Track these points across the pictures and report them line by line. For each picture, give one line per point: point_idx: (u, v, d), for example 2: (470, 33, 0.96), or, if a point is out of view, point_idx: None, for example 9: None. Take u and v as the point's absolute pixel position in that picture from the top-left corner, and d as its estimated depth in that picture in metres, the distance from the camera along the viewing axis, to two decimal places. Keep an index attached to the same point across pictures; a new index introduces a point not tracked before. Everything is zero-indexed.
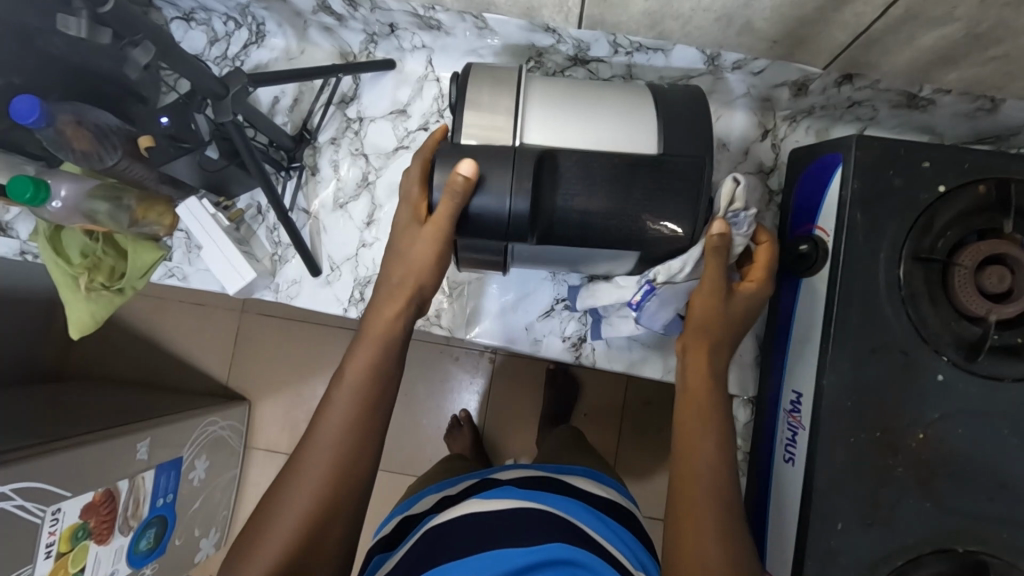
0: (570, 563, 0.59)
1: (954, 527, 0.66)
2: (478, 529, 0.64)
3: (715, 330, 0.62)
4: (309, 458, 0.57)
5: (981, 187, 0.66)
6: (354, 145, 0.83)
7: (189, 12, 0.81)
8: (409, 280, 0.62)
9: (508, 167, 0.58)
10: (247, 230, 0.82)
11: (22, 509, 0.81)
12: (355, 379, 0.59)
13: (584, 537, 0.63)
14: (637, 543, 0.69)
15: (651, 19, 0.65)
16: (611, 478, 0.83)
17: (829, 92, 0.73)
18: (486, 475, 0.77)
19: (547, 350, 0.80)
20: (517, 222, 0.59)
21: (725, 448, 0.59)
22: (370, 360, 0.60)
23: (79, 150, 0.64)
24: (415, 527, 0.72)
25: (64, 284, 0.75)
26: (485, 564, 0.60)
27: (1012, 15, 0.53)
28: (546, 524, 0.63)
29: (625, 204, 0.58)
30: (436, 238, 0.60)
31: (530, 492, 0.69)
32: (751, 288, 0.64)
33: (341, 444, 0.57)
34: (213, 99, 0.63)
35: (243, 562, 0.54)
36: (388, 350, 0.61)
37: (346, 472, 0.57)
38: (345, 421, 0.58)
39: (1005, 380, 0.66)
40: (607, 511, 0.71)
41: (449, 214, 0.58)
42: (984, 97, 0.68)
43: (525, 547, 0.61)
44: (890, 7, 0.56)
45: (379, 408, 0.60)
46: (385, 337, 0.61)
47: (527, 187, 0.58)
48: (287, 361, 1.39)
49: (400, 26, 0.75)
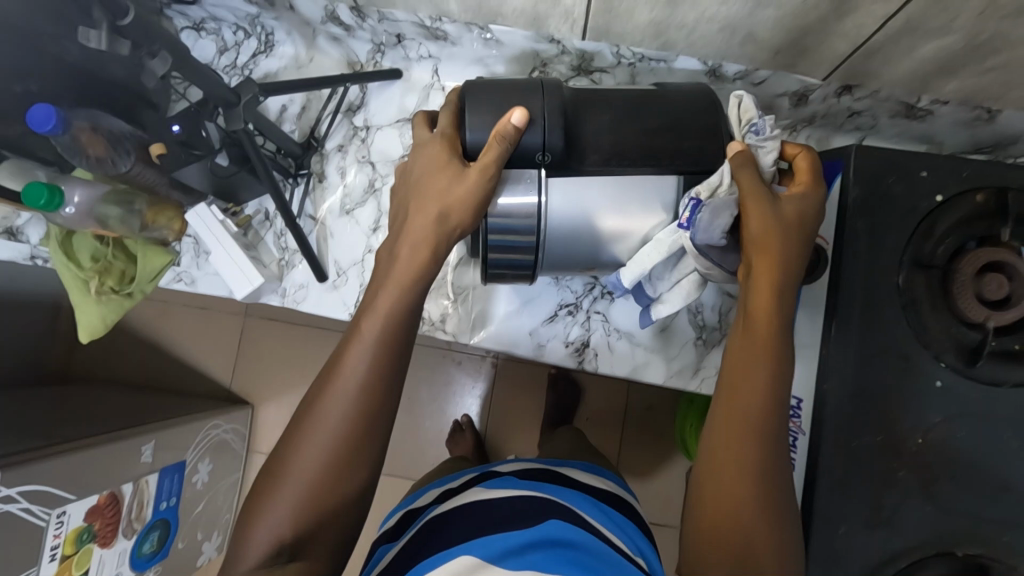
0: (568, 544, 0.59)
1: (954, 531, 0.66)
2: (483, 513, 0.64)
3: (775, 242, 0.55)
4: (320, 418, 0.54)
5: (980, 196, 0.67)
6: (361, 152, 0.84)
7: (199, 21, 0.82)
8: (440, 223, 0.58)
9: (537, 96, 0.58)
10: (255, 236, 0.83)
11: (26, 512, 0.81)
12: (372, 336, 0.56)
13: (587, 525, 0.63)
14: (637, 532, 0.70)
15: (655, 30, 0.66)
16: (610, 473, 0.84)
17: (830, 102, 0.74)
18: (488, 468, 0.79)
19: (550, 355, 0.81)
20: (553, 155, 0.59)
21: (775, 394, 0.54)
22: (388, 317, 0.57)
23: (94, 156, 0.65)
24: (416, 518, 0.73)
25: (75, 288, 0.76)
26: (488, 542, 0.59)
27: (1009, 28, 0.55)
28: (546, 507, 0.64)
29: (649, 151, 0.60)
30: (481, 178, 0.57)
31: (531, 483, 0.70)
32: (805, 192, 0.58)
33: (357, 407, 0.55)
34: (225, 107, 0.65)
35: (249, 523, 0.53)
36: (408, 305, 0.57)
37: (358, 435, 0.55)
38: (362, 379, 0.55)
39: (1004, 386, 0.67)
40: (610, 504, 0.72)
41: (499, 153, 0.56)
42: (981, 108, 0.69)
43: (526, 526, 0.61)
44: (889, 19, 0.57)
45: (395, 368, 0.57)
46: (404, 288, 0.58)
47: (559, 120, 0.58)
48: (291, 364, 1.39)
49: (408, 36, 0.77)
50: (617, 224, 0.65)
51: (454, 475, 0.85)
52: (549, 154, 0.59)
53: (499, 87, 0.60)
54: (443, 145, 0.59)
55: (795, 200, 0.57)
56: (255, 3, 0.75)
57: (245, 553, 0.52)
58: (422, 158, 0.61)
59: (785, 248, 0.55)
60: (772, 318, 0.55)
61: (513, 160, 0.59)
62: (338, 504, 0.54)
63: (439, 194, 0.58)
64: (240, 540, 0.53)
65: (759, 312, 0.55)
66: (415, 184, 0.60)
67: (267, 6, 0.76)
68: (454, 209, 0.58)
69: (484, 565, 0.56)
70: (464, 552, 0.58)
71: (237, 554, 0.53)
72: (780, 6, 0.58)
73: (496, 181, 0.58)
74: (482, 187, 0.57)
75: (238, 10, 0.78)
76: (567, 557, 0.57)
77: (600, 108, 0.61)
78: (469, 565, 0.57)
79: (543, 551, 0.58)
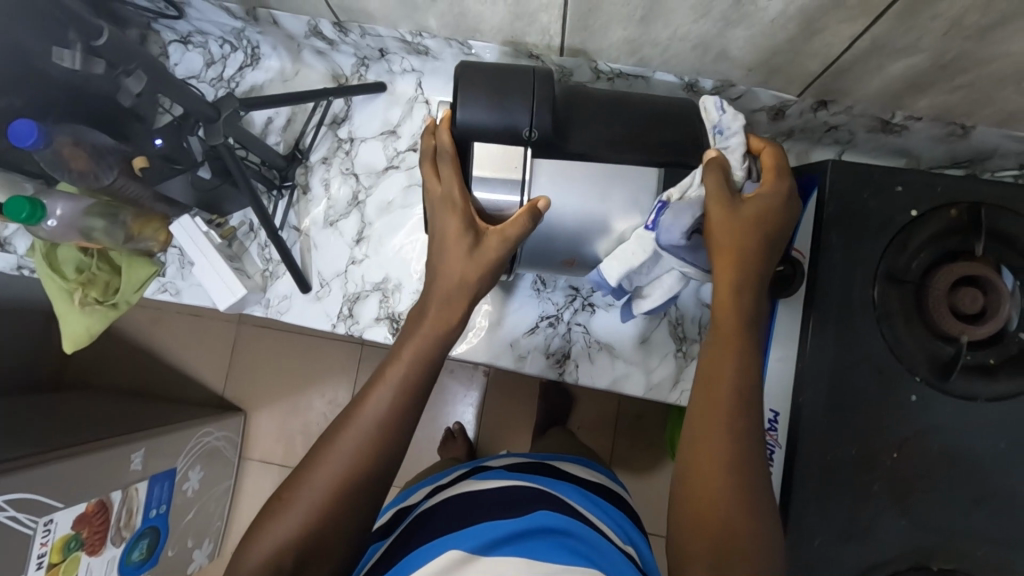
0: (562, 532, 0.59)
1: (930, 544, 0.67)
2: (468, 509, 0.64)
3: (734, 240, 0.55)
4: (341, 436, 0.55)
5: (953, 211, 0.68)
6: (345, 164, 0.85)
7: (187, 34, 0.83)
8: (463, 290, 0.59)
9: (530, 83, 0.59)
10: (239, 246, 0.84)
11: (14, 520, 0.82)
12: (398, 374, 0.56)
13: (577, 513, 0.64)
14: (625, 520, 0.71)
15: (629, 47, 0.67)
16: (601, 467, 0.85)
17: (806, 117, 0.75)
18: (477, 464, 0.80)
19: (530, 366, 0.82)
20: (540, 133, 0.59)
21: (747, 390, 0.53)
22: (421, 348, 0.58)
23: (75, 170, 0.66)
24: (407, 512, 0.73)
25: (60, 299, 0.76)
26: (473, 533, 0.59)
27: (973, 47, 0.56)
28: (537, 496, 0.64)
29: (635, 136, 0.62)
30: (503, 249, 0.59)
31: (523, 475, 0.71)
32: (774, 188, 0.57)
33: (376, 432, 0.54)
34: (206, 121, 0.66)
35: (256, 531, 0.53)
36: (438, 346, 0.58)
37: (373, 454, 0.54)
38: (383, 410, 0.55)
39: (979, 400, 0.67)
40: (601, 495, 0.73)
41: (521, 231, 0.57)
42: (955, 123, 0.70)
43: (512, 517, 0.61)
44: (858, 39, 0.58)
45: (417, 401, 0.57)
46: (437, 331, 0.59)
47: (548, 103, 0.59)
48: (282, 371, 1.40)
49: (390, 50, 0.78)
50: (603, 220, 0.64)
51: (443, 473, 0.85)
52: (535, 132, 0.59)
53: (493, 71, 0.60)
54: (454, 213, 0.59)
55: (761, 200, 0.56)
56: (239, 18, 0.76)
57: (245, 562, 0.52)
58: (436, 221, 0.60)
59: (755, 245, 0.56)
60: (734, 316, 0.55)
61: (499, 135, 0.59)
62: (347, 515, 0.53)
63: (460, 266, 0.59)
64: (246, 546, 0.53)
65: (723, 312, 0.55)
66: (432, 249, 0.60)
67: (251, 21, 0.76)
68: (472, 273, 0.58)
69: (472, 559, 0.57)
70: (451, 547, 0.58)
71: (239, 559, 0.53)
72: (751, 25, 0.59)
73: (516, 246, 0.60)
74: (500, 256, 0.59)
75: (223, 24, 0.79)
76: (565, 544, 0.58)
77: (579, 108, 0.62)
78: (457, 560, 0.57)
79: (533, 540, 0.58)
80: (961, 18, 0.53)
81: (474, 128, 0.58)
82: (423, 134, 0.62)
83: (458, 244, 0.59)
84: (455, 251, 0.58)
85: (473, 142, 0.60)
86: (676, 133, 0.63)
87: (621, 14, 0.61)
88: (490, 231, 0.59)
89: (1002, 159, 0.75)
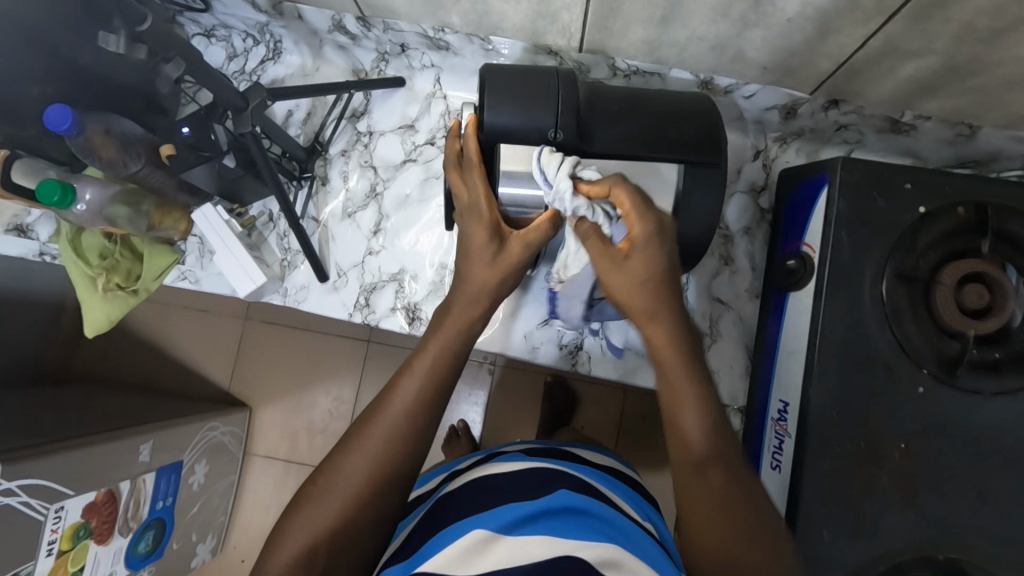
0: (582, 511, 0.60)
1: (935, 537, 0.68)
2: (485, 493, 0.64)
3: (639, 300, 0.58)
4: (372, 427, 0.57)
5: (961, 210, 0.69)
6: (364, 157, 0.86)
7: (211, 28, 0.85)
8: (484, 293, 0.62)
9: (554, 87, 0.62)
10: (258, 236, 0.85)
11: (26, 505, 0.83)
12: (423, 369, 0.59)
13: (595, 493, 0.65)
14: (640, 498, 0.72)
15: (648, 46, 0.69)
16: (613, 454, 0.86)
17: (817, 117, 0.77)
18: (493, 451, 0.81)
19: (543, 357, 0.83)
20: (565, 136, 0.62)
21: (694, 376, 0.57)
22: (446, 344, 0.60)
23: (105, 157, 0.68)
24: (428, 495, 0.74)
25: (82, 285, 0.78)
26: (496, 515, 0.59)
27: (983, 49, 0.57)
28: (559, 478, 0.66)
29: (653, 129, 0.64)
30: (525, 254, 0.62)
31: (542, 458, 0.72)
32: (642, 228, 0.57)
33: (406, 422, 0.56)
34: (234, 111, 0.68)
35: (290, 519, 0.54)
36: (462, 338, 0.61)
37: (406, 443, 0.56)
38: (411, 402, 0.57)
39: (984, 394, 0.68)
40: (617, 478, 0.74)
41: (542, 238, 0.61)
42: (963, 124, 0.71)
43: (530, 500, 0.61)
44: (871, 39, 0.60)
45: (445, 393, 0.59)
46: (459, 330, 0.62)
47: (570, 105, 0.61)
48: (290, 365, 1.41)
49: (410, 46, 0.80)
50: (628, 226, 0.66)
51: (454, 462, 0.86)
52: (559, 135, 0.61)
53: (517, 74, 0.62)
54: (481, 222, 0.61)
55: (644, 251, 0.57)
56: (265, 12, 0.78)
57: (280, 549, 0.52)
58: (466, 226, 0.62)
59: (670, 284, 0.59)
60: (675, 344, 0.58)
61: (528, 137, 0.62)
62: (381, 499, 0.55)
63: (485, 271, 0.62)
64: (279, 535, 0.54)
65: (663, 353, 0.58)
66: (461, 251, 0.64)
67: (276, 15, 0.78)
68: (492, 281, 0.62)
69: (497, 537, 0.57)
70: (474, 527, 0.58)
71: (272, 547, 0.53)
72: (767, 25, 0.61)
73: (535, 252, 0.63)
74: (523, 259, 0.62)
75: (248, 18, 0.80)
76: (584, 523, 0.58)
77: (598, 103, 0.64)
78: (481, 539, 0.57)
79: (560, 518, 0.59)
80: (972, 22, 0.54)
81: (501, 130, 0.61)
82: (447, 135, 0.64)
83: (482, 251, 0.61)
84: (480, 258, 0.61)
85: (498, 144, 0.62)
86: (692, 127, 0.64)
87: (641, 13, 0.63)
88: (513, 237, 0.62)
89: (1008, 161, 0.77)
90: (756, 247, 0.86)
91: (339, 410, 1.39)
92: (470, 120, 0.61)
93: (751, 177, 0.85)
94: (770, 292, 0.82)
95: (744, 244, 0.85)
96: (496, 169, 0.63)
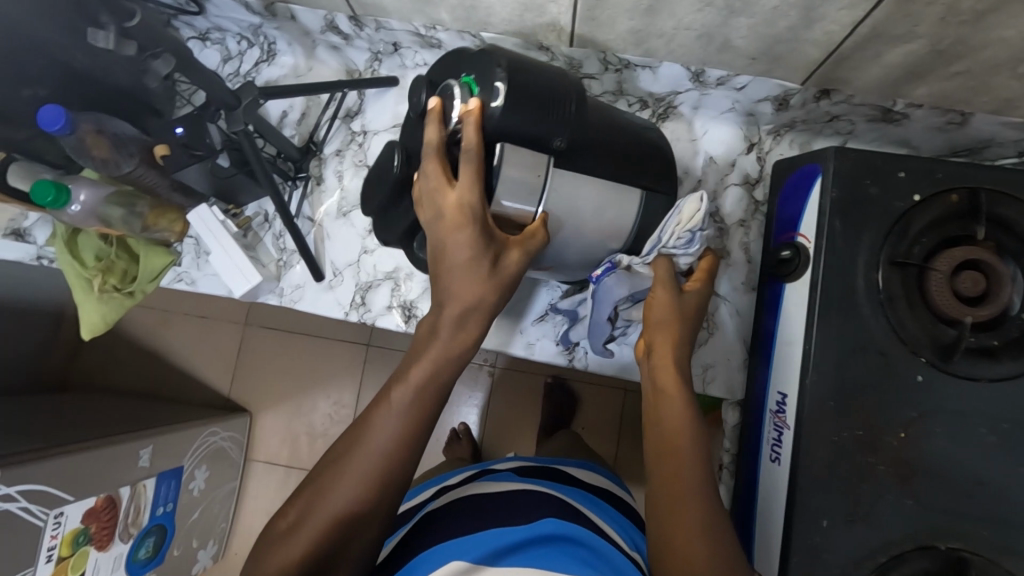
0: (570, 540, 0.60)
1: (936, 525, 0.67)
2: (478, 511, 0.65)
3: (677, 328, 0.64)
4: (352, 457, 0.55)
5: (954, 196, 0.69)
6: (358, 156, 0.87)
7: (205, 31, 0.86)
8: (479, 309, 0.59)
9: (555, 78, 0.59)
10: (254, 237, 0.85)
11: (25, 511, 0.82)
12: (404, 400, 0.56)
13: (584, 520, 0.64)
14: (630, 524, 0.71)
15: (636, 38, 0.69)
16: (603, 470, 0.86)
17: (809, 107, 0.77)
18: (485, 466, 0.81)
19: (540, 354, 0.83)
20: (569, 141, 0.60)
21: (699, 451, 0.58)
22: (430, 372, 0.58)
23: (98, 157, 0.70)
24: (414, 511, 0.74)
25: (78, 286, 0.78)
26: (474, 544, 0.59)
27: (970, 32, 0.58)
28: (548, 503, 0.65)
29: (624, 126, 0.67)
30: (523, 262, 0.60)
31: (527, 479, 0.72)
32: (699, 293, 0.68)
33: (381, 454, 0.55)
34: (227, 110, 0.70)
35: (270, 542, 0.54)
36: (452, 365, 0.58)
37: (391, 476, 0.55)
38: (387, 445, 0.55)
39: (981, 381, 0.68)
40: (605, 499, 0.74)
41: (536, 247, 0.60)
42: (954, 111, 0.72)
43: (517, 525, 0.62)
44: (858, 25, 0.60)
45: (425, 423, 0.57)
46: (449, 353, 0.59)
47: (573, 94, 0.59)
48: (289, 369, 1.41)
49: (403, 44, 0.80)
50: (578, 234, 0.66)
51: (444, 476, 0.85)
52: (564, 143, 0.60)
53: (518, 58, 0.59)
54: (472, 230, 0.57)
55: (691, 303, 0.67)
56: (258, 13, 0.78)
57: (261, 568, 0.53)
58: (453, 230, 0.57)
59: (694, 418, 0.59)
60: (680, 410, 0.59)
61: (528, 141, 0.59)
62: (353, 530, 0.54)
63: (480, 283, 0.58)
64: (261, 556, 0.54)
65: (672, 467, 0.57)
66: (442, 261, 0.59)
67: (268, 17, 0.79)
68: (479, 300, 0.59)
69: (477, 568, 0.57)
70: (453, 558, 0.58)
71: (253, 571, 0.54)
72: (754, 13, 0.61)
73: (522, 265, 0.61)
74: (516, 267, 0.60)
75: (241, 21, 0.81)
76: (576, 554, 0.58)
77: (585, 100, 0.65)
78: (461, 570, 0.57)
79: (545, 546, 0.60)
80: (956, 4, 0.55)
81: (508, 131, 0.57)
82: (435, 127, 0.58)
83: (476, 266, 0.58)
84: (475, 270, 0.58)
85: (501, 142, 0.58)
86: None
87: (628, 5, 0.63)
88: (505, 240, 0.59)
89: (1000, 147, 0.77)
90: (751, 240, 0.86)
91: (340, 414, 1.38)
92: (471, 111, 0.56)
93: (747, 168, 0.86)
94: (766, 284, 0.81)
95: (739, 237, 0.85)
96: (495, 167, 0.58)
